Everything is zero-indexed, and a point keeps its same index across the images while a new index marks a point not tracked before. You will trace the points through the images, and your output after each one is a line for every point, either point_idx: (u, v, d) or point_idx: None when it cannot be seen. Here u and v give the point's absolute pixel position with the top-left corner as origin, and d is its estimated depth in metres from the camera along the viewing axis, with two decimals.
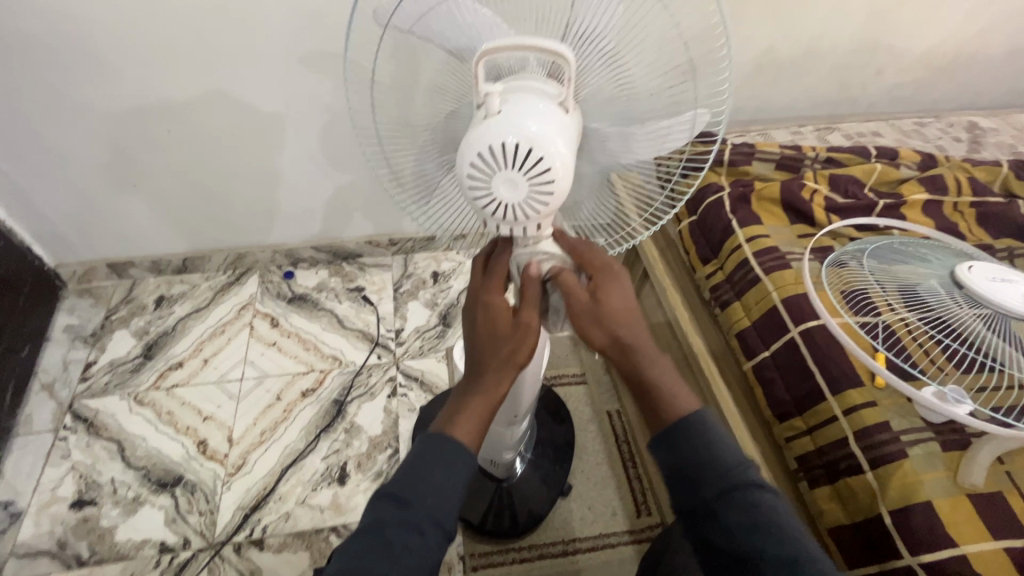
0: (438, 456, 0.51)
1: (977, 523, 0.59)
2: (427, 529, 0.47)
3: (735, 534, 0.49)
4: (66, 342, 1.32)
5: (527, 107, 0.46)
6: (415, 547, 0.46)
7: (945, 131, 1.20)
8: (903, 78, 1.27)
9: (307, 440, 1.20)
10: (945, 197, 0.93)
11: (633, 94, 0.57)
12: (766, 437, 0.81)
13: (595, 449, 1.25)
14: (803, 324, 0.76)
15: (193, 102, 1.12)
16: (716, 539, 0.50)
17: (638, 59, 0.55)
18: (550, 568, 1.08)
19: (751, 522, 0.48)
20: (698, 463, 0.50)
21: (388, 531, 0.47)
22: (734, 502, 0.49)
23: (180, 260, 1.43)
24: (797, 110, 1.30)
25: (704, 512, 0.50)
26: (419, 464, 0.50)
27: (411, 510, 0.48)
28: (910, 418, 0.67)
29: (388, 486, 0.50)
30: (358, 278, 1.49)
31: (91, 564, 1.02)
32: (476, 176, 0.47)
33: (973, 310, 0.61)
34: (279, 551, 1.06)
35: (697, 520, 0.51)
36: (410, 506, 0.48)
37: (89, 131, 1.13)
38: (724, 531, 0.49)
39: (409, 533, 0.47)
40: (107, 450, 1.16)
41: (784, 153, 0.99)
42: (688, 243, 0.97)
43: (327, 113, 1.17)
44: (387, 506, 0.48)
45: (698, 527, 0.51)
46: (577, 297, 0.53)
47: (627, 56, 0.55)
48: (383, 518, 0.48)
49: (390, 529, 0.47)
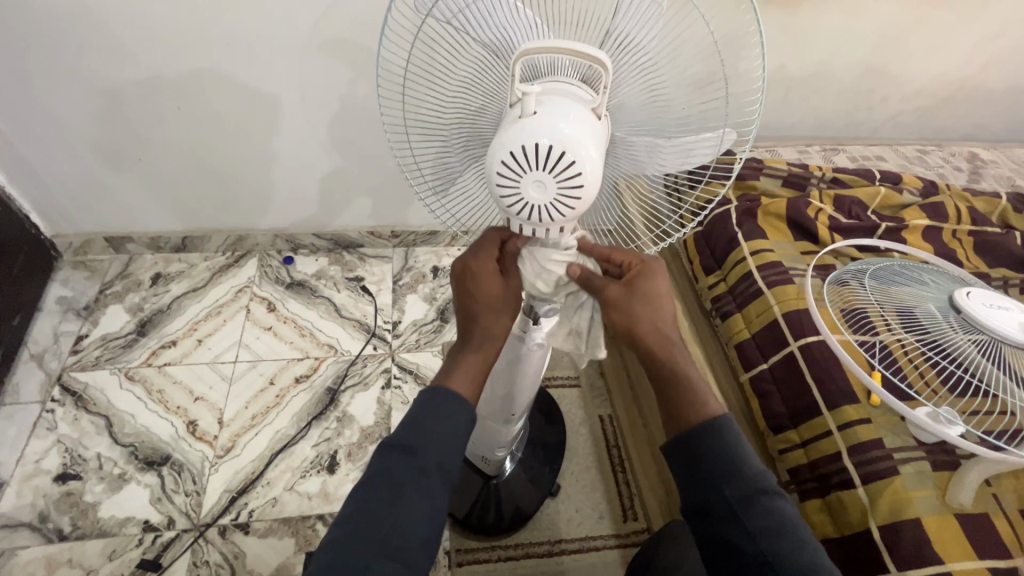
0: (444, 411, 0.52)
1: (963, 542, 0.60)
2: (434, 478, 0.50)
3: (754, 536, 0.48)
4: (58, 314, 1.31)
5: (562, 110, 0.46)
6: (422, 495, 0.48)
7: (946, 160, 1.22)
8: (907, 105, 1.30)
9: (298, 426, 1.20)
10: (944, 224, 0.95)
11: (667, 108, 0.57)
12: (759, 450, 0.82)
13: (585, 452, 1.25)
14: (802, 338, 0.77)
15: (206, 81, 1.12)
16: (731, 539, 0.49)
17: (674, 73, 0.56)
18: (535, 568, 1.08)
19: (770, 526, 0.48)
20: (717, 463, 0.50)
21: (400, 481, 0.48)
22: (754, 505, 0.49)
23: (179, 238, 1.42)
24: (803, 130, 1.32)
25: (722, 513, 0.49)
26: (422, 413, 0.52)
27: (421, 459, 0.50)
28: (902, 437, 0.68)
29: (398, 435, 0.51)
30: (358, 268, 1.49)
31: (73, 539, 1.01)
32: (506, 175, 0.47)
33: (967, 334, 0.64)
34: (265, 536, 1.05)
35: (712, 522, 0.50)
36: (417, 452, 0.50)
37: (98, 103, 1.13)
38: (746, 533, 0.48)
39: (419, 481, 0.49)
40: (94, 425, 1.15)
41: (791, 171, 1.00)
42: (693, 253, 0.98)
43: (339, 101, 1.17)
44: (395, 455, 0.50)
45: (717, 531, 0.50)
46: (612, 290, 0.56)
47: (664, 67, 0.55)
48: (393, 462, 0.50)
49: (400, 474, 0.49)
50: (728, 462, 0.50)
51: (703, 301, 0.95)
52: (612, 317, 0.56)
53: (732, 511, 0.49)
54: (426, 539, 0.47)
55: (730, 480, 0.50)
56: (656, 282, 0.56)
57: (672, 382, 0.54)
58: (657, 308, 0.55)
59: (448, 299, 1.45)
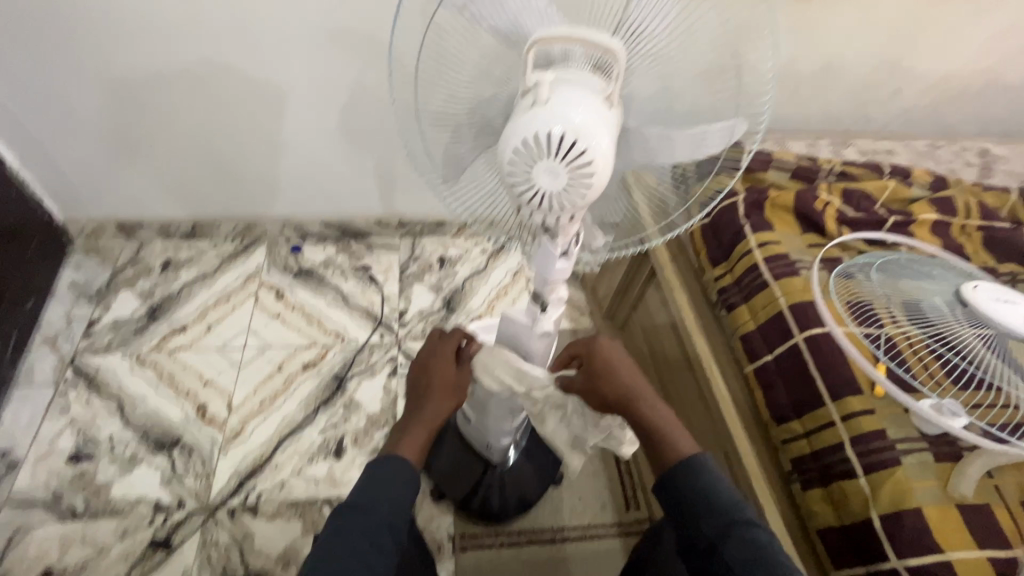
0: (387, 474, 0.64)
1: (963, 531, 0.61)
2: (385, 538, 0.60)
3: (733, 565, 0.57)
4: (70, 298, 1.33)
5: (575, 97, 0.47)
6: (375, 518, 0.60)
7: (958, 155, 1.21)
8: (919, 99, 1.29)
9: (306, 412, 1.21)
10: (954, 218, 0.95)
11: (679, 98, 0.58)
12: (762, 440, 0.82)
13: (588, 442, 1.26)
14: (808, 330, 0.78)
15: (217, 68, 1.12)
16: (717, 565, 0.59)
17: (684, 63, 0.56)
18: (537, 554, 1.10)
19: (744, 553, 0.56)
20: (697, 502, 0.61)
21: (351, 536, 0.58)
22: (730, 536, 0.58)
23: (189, 225, 1.44)
24: (812, 123, 1.31)
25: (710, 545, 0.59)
26: (373, 479, 0.63)
27: (372, 517, 0.60)
28: (906, 428, 0.68)
29: (351, 498, 0.62)
30: (365, 257, 1.50)
31: (86, 518, 1.03)
32: (518, 163, 0.48)
33: (974, 328, 0.64)
34: (273, 518, 1.07)
35: (704, 555, 0.61)
36: (371, 513, 0.60)
37: (110, 89, 1.14)
38: (726, 562, 0.58)
39: (369, 539, 0.58)
40: (106, 408, 1.17)
41: (800, 163, 1.00)
42: (700, 245, 0.98)
43: (349, 91, 1.18)
44: (347, 515, 0.60)
45: (709, 563, 0.60)
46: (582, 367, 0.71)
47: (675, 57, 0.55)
48: (343, 521, 0.60)
49: (353, 532, 0.58)
50: (706, 500, 0.61)
51: (710, 292, 0.96)
52: (586, 397, 0.71)
53: (713, 543, 0.59)
54: (374, 568, 0.57)
55: (705, 516, 0.60)
56: (603, 349, 0.70)
57: (647, 434, 0.66)
58: (611, 368, 0.69)
59: (454, 289, 1.46)
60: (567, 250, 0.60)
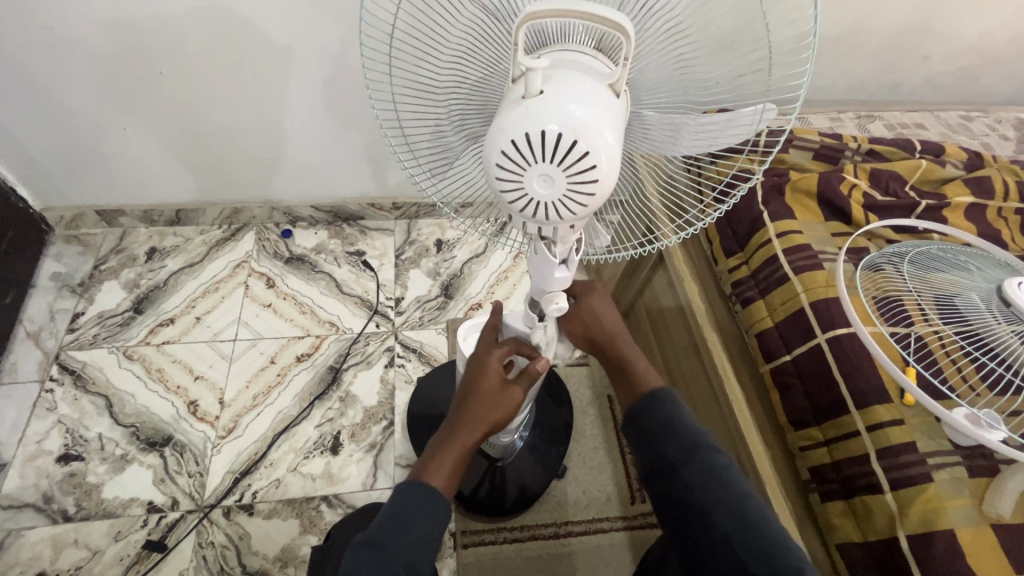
0: (412, 500, 0.56)
1: (1000, 555, 0.57)
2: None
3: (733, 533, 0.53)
4: (53, 291, 1.27)
5: (573, 90, 0.40)
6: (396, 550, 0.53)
7: (991, 127, 1.12)
8: (951, 65, 1.18)
9: (301, 407, 1.18)
10: (990, 201, 0.87)
11: (698, 77, 0.50)
12: (778, 444, 0.78)
13: (593, 433, 1.23)
14: (831, 330, 0.72)
15: (189, 42, 1.03)
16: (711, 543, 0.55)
17: (708, 34, 0.48)
18: (541, 550, 1.08)
19: (704, 477, 0.56)
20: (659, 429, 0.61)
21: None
22: (690, 459, 0.58)
23: (173, 211, 1.37)
24: (834, 93, 1.21)
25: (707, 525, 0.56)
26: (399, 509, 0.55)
27: (389, 553, 0.52)
28: (938, 440, 0.63)
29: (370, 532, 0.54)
30: (358, 242, 1.43)
31: (78, 520, 1.01)
32: (506, 168, 0.41)
33: (1010, 325, 0.59)
34: (269, 517, 1.04)
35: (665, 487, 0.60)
36: (387, 548, 0.53)
37: (75, 69, 1.05)
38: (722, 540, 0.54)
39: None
40: (94, 406, 1.13)
41: (824, 142, 0.92)
42: (713, 232, 0.91)
43: (333, 66, 1.09)
44: (365, 552, 0.53)
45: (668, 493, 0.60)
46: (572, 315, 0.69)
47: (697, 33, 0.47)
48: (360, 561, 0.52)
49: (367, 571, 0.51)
50: (669, 425, 0.61)
51: (723, 284, 0.89)
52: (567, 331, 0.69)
53: (673, 465, 0.59)
54: None
55: (671, 441, 0.60)
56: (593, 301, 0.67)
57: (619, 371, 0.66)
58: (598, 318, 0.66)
59: (452, 274, 1.40)
60: (566, 258, 0.56)
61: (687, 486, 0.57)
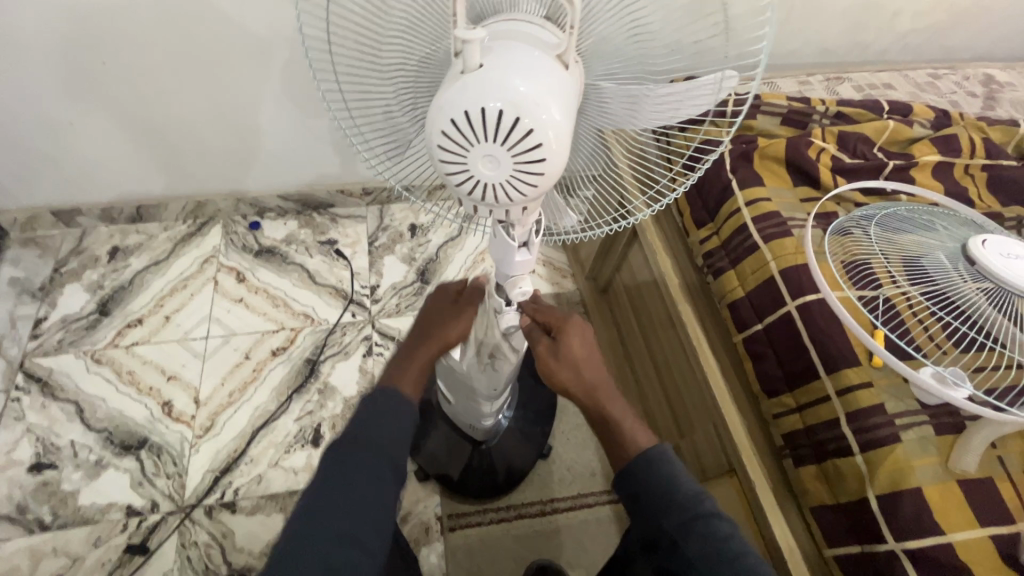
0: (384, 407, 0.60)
1: (965, 510, 0.58)
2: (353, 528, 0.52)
3: (693, 561, 0.53)
4: (11, 297, 1.23)
5: (515, 63, 0.38)
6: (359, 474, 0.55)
7: (960, 85, 1.11)
8: (919, 23, 1.17)
9: (278, 401, 1.16)
10: (957, 159, 0.87)
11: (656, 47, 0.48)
12: (753, 413, 0.78)
13: (576, 410, 1.23)
14: (800, 297, 0.72)
15: (129, 26, 0.98)
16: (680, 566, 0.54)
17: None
18: (528, 528, 1.09)
19: (705, 548, 0.52)
20: (659, 497, 0.56)
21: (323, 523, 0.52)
22: (691, 533, 0.53)
23: (133, 208, 1.32)
24: (803, 56, 1.20)
25: (669, 544, 0.55)
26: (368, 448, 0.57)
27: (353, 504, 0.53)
28: (905, 400, 0.64)
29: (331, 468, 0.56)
30: (330, 230, 1.40)
31: (55, 528, 0.99)
32: (449, 149, 0.39)
33: (976, 283, 0.58)
34: (252, 513, 1.04)
35: (664, 549, 0.56)
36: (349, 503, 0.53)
37: (10, 60, 0.99)
38: (687, 560, 0.53)
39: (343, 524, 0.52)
40: (64, 412, 1.10)
41: (791, 106, 0.90)
42: (684, 204, 0.90)
43: (288, 48, 1.04)
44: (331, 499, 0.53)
45: (668, 560, 0.56)
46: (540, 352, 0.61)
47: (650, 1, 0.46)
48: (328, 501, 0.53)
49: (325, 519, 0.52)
50: (666, 495, 0.55)
51: (695, 256, 0.88)
52: (549, 376, 0.61)
53: (674, 540, 0.54)
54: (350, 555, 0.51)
55: (669, 513, 0.55)
56: (571, 338, 0.61)
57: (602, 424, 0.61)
58: (579, 363, 0.61)
59: (427, 259, 1.37)
60: (527, 241, 0.54)
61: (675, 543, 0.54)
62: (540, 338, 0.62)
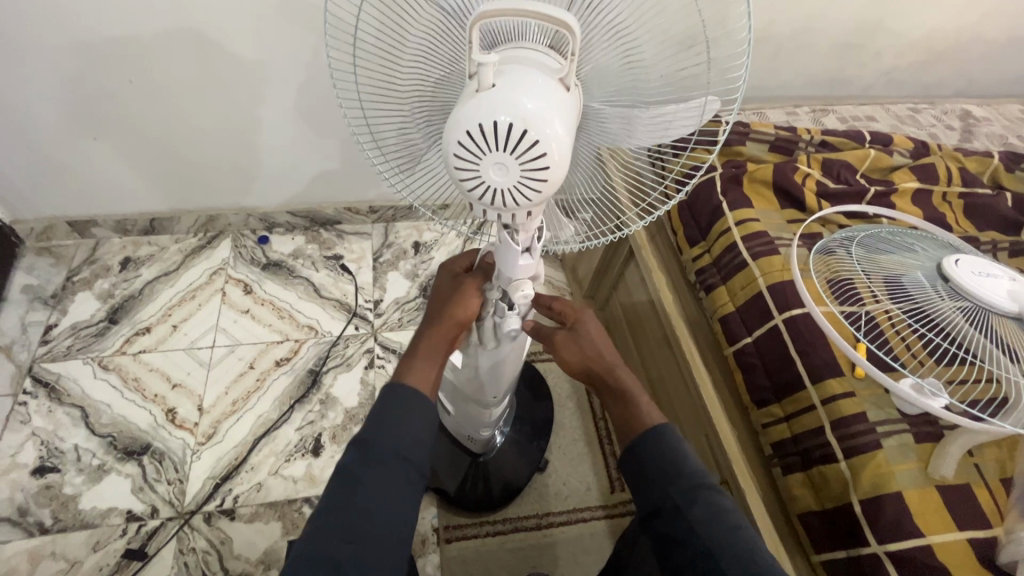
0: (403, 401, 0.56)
1: (943, 514, 0.60)
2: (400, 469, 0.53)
3: (695, 527, 0.53)
4: (24, 304, 1.26)
5: (523, 82, 0.42)
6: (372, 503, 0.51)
7: (939, 118, 1.18)
8: (900, 61, 1.24)
9: (281, 410, 1.18)
10: (935, 186, 0.92)
11: (645, 78, 0.52)
12: (742, 424, 0.80)
13: (572, 426, 1.25)
14: (787, 311, 0.75)
15: (157, 49, 1.04)
16: (676, 533, 0.55)
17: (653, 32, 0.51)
18: (524, 541, 1.09)
19: (709, 517, 0.53)
20: (658, 474, 0.57)
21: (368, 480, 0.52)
22: (694, 500, 0.54)
23: (147, 221, 1.36)
24: (792, 89, 1.26)
25: (669, 509, 0.56)
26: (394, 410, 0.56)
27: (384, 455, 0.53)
28: (886, 409, 0.67)
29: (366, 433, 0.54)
30: (336, 246, 1.44)
31: (55, 531, 1.00)
32: (464, 157, 0.44)
33: (955, 303, 0.61)
34: (251, 521, 1.05)
35: (661, 516, 0.57)
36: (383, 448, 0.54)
37: (42, 77, 1.05)
38: (687, 525, 0.54)
39: (385, 477, 0.52)
40: (69, 417, 1.12)
41: (779, 134, 0.96)
42: (677, 223, 0.94)
43: (307, 71, 1.10)
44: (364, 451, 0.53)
45: (663, 528, 0.56)
46: (559, 335, 0.67)
47: (640, 30, 0.50)
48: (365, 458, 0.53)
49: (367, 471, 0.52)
50: (670, 464, 0.57)
51: (688, 273, 0.93)
52: (564, 357, 0.66)
53: (677, 507, 0.55)
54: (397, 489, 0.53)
55: (671, 480, 0.56)
56: (588, 325, 0.67)
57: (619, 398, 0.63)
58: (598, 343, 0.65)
59: (430, 276, 1.41)
60: (530, 246, 0.59)
61: (686, 519, 0.54)
62: (557, 331, 0.67)
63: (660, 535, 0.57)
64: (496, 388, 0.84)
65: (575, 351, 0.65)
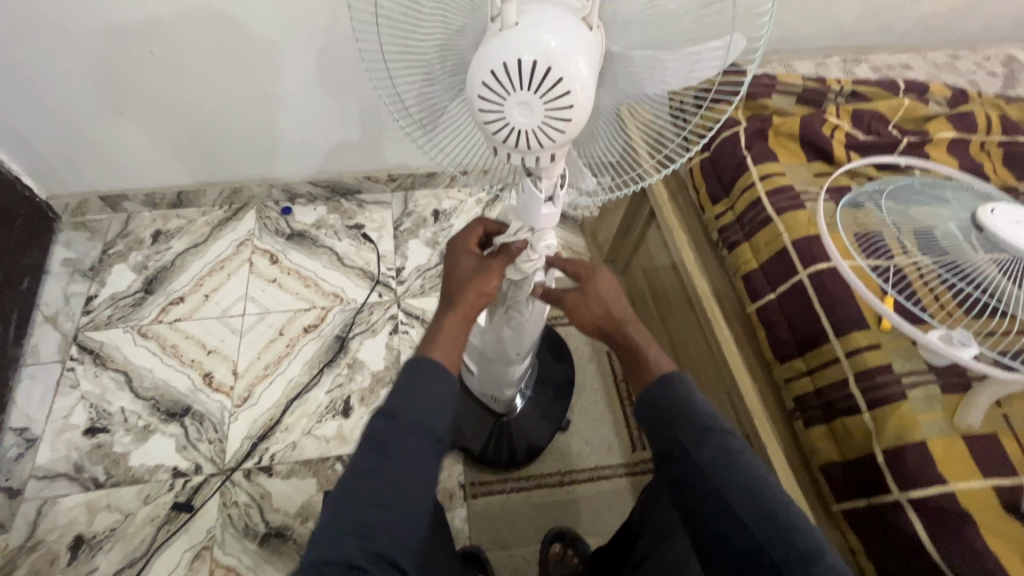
0: (425, 375, 0.55)
1: (968, 462, 0.60)
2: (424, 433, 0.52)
3: (705, 472, 0.54)
4: (65, 276, 1.32)
5: (547, 20, 0.42)
6: (405, 453, 0.51)
7: (980, 65, 1.12)
8: (941, 4, 1.17)
9: (311, 374, 1.22)
10: (973, 135, 0.88)
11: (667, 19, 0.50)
12: (765, 380, 0.81)
13: (593, 388, 1.27)
14: (812, 266, 0.74)
15: (175, 21, 1.03)
16: (686, 475, 0.56)
17: None
18: (547, 496, 1.13)
19: (718, 460, 0.54)
20: (671, 416, 0.58)
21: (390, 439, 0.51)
22: (704, 443, 0.55)
23: (174, 194, 1.40)
24: (821, 40, 1.21)
25: (679, 452, 0.57)
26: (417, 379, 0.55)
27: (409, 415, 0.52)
28: (913, 362, 0.67)
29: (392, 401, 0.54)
30: (357, 215, 1.46)
31: (109, 486, 1.07)
32: (488, 98, 0.44)
33: (988, 254, 0.61)
34: (288, 477, 1.10)
35: (672, 459, 0.57)
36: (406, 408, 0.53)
37: (68, 54, 1.06)
38: (694, 464, 0.55)
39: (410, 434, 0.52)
40: (114, 381, 1.19)
41: (807, 86, 0.93)
42: (700, 181, 0.93)
43: (324, 36, 1.09)
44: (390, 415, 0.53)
45: (669, 467, 0.58)
46: (570, 296, 0.67)
47: None
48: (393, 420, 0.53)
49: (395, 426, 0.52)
50: (682, 410, 0.57)
51: (710, 231, 0.92)
52: (579, 319, 0.67)
53: (685, 449, 0.56)
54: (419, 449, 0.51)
55: (682, 424, 0.57)
56: (601, 282, 0.67)
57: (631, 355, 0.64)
58: (608, 300, 0.66)
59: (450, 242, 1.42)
60: (553, 195, 0.59)
61: (699, 466, 0.55)
62: (570, 291, 0.68)
63: (672, 477, 0.58)
64: (521, 347, 0.86)
65: (586, 312, 0.66)
